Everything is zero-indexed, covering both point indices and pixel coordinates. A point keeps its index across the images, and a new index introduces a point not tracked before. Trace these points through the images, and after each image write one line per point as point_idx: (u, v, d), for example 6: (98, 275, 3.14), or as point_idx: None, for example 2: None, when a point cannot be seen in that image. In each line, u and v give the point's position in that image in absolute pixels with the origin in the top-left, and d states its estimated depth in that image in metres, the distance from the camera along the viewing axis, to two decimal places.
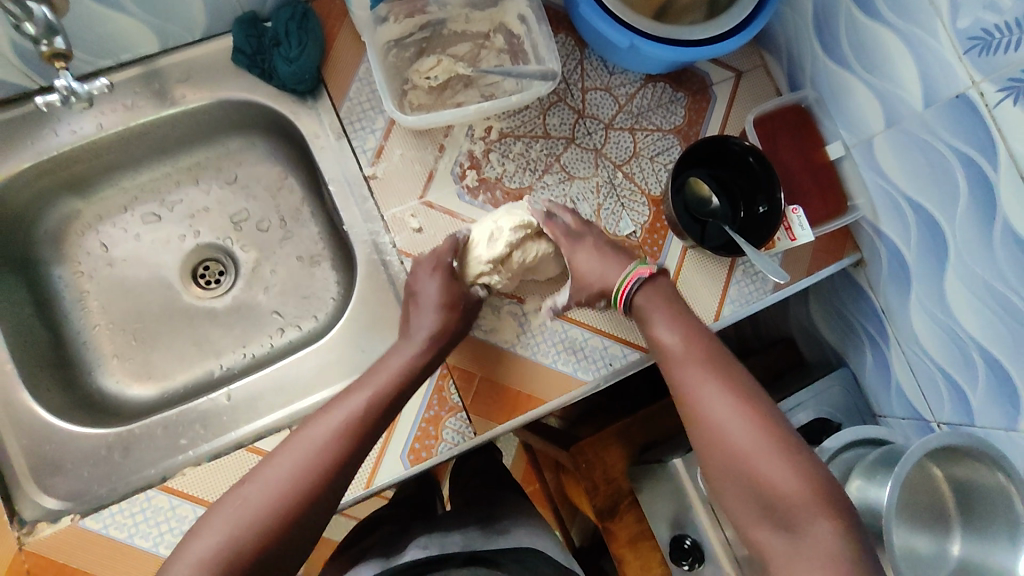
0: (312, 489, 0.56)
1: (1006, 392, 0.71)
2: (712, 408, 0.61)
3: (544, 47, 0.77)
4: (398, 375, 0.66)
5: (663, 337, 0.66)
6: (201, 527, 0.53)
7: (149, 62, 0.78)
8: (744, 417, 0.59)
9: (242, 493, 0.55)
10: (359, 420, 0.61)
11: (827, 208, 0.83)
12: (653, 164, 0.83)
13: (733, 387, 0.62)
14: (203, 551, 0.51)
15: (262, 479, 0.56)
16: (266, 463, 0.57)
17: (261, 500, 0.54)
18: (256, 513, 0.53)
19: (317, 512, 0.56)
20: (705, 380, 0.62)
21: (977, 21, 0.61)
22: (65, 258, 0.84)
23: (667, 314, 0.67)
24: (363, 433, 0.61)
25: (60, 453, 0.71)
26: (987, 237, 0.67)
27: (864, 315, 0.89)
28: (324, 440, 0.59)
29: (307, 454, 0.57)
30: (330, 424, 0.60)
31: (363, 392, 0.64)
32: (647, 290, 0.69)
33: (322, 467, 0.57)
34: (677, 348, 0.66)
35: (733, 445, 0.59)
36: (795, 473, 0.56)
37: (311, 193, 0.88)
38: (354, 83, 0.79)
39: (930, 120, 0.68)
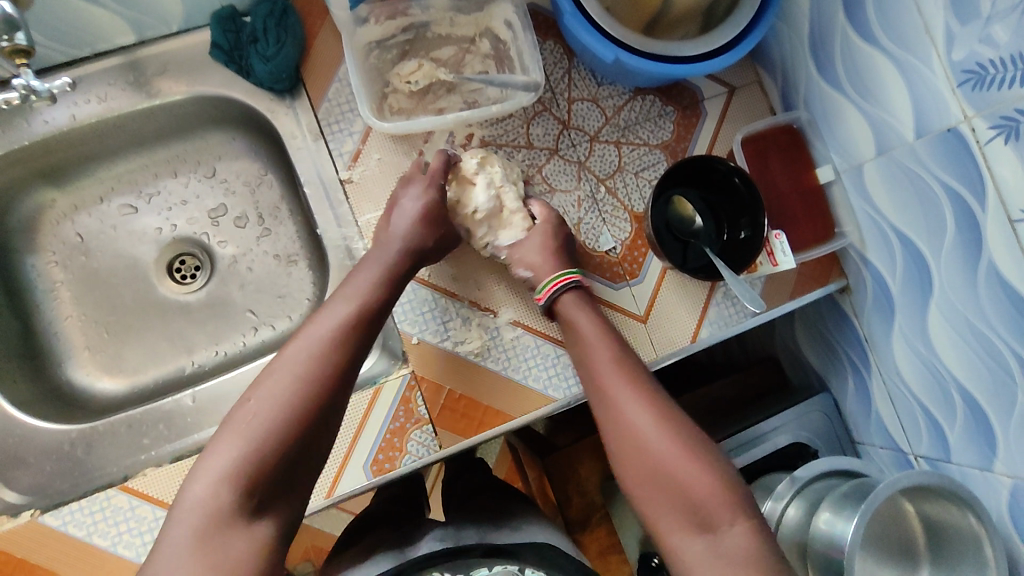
0: (318, 393, 0.57)
1: (984, 433, 0.69)
2: (634, 416, 0.61)
3: (529, 55, 0.75)
4: (375, 290, 0.66)
5: (586, 335, 0.68)
6: (211, 450, 0.53)
7: (125, 53, 0.76)
8: (659, 425, 0.60)
9: (250, 410, 0.55)
10: (348, 328, 0.62)
11: (814, 233, 0.81)
12: (637, 180, 0.81)
13: (648, 395, 0.63)
14: (224, 466, 0.52)
15: (265, 397, 0.55)
16: (262, 382, 0.56)
17: (265, 413, 0.54)
18: (264, 431, 0.53)
19: (325, 420, 0.58)
20: (627, 390, 0.63)
21: (971, 54, 0.58)
22: (38, 247, 0.84)
23: (591, 317, 0.70)
24: (354, 340, 0.62)
25: (23, 447, 0.71)
26: (972, 276, 0.65)
27: (848, 342, 0.87)
28: (313, 351, 0.59)
29: (297, 366, 0.57)
30: (319, 337, 0.60)
31: (344, 305, 0.64)
32: (570, 296, 0.72)
33: (325, 375, 0.58)
34: (595, 347, 0.67)
35: (650, 450, 0.59)
36: (701, 466, 0.58)
37: (289, 191, 0.86)
38: (333, 84, 0.77)
39: (920, 151, 0.66)
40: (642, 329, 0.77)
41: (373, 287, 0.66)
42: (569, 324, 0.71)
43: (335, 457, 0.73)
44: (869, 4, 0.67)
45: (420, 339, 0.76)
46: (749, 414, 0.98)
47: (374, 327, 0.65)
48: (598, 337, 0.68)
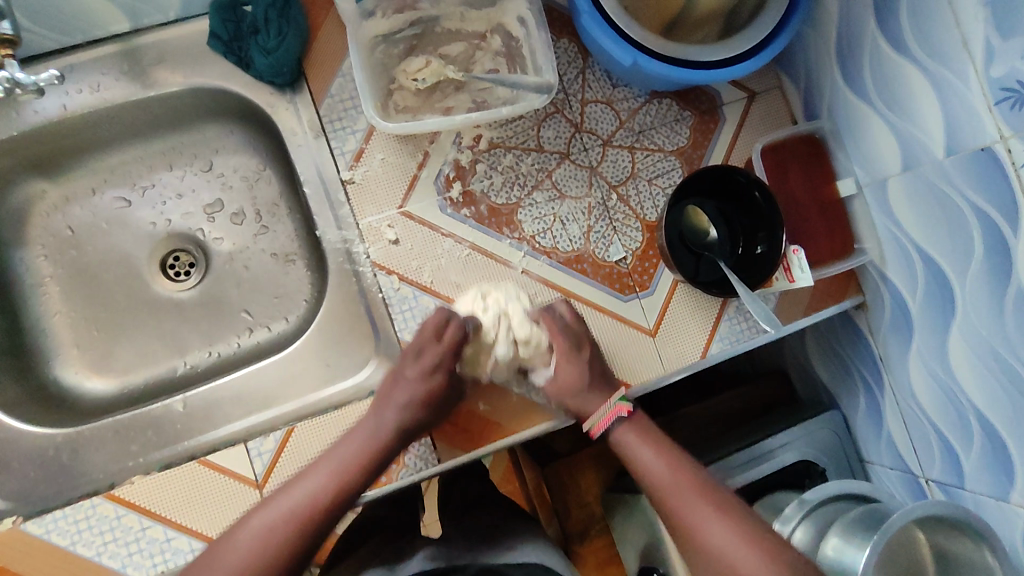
0: (328, 505, 0.62)
1: (1001, 463, 0.67)
2: (681, 502, 0.64)
3: (541, 54, 0.72)
4: (415, 404, 0.67)
5: (652, 467, 0.67)
6: (233, 532, 0.59)
7: (121, 41, 0.73)
8: (709, 510, 0.63)
9: (269, 509, 0.60)
10: (365, 460, 0.65)
11: (831, 248, 0.78)
12: (651, 188, 0.77)
13: (718, 502, 0.64)
14: (236, 557, 0.57)
15: (289, 496, 0.61)
16: (293, 483, 0.62)
17: (265, 527, 0.59)
18: (280, 520, 0.60)
19: (327, 527, 0.62)
20: (681, 475, 0.66)
21: (1011, 71, 0.55)
22: (26, 240, 0.81)
23: (653, 446, 0.68)
24: (382, 460, 0.66)
25: (6, 450, 0.69)
26: (999, 302, 0.62)
27: (862, 360, 0.85)
28: (344, 462, 0.64)
29: (318, 479, 0.62)
30: (350, 449, 0.65)
31: (371, 422, 0.66)
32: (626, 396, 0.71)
33: (338, 488, 0.63)
34: (669, 480, 0.65)
35: (721, 551, 0.60)
36: (748, 541, 0.60)
37: (288, 188, 0.83)
38: (337, 79, 0.74)
39: (950, 169, 0.63)
40: (649, 343, 0.74)
41: (416, 406, 0.67)
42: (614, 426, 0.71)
43: None
44: (902, 13, 0.63)
45: None
46: (754, 428, 0.96)
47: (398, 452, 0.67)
48: (669, 469, 0.66)
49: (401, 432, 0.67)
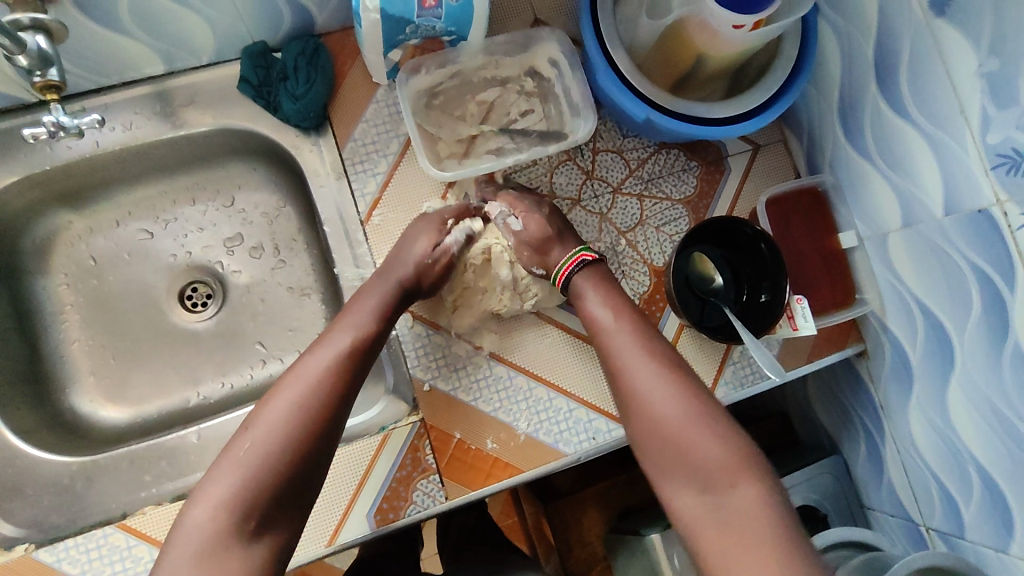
0: (314, 424, 0.58)
1: (1000, 514, 0.68)
2: (643, 382, 0.63)
3: (579, 94, 0.76)
4: (373, 319, 0.69)
5: (597, 316, 0.69)
6: (209, 477, 0.55)
7: (154, 83, 0.76)
8: (668, 390, 0.61)
9: (244, 441, 0.56)
10: (339, 371, 0.62)
11: (833, 298, 0.80)
12: (659, 234, 0.80)
13: (657, 360, 0.64)
14: (220, 493, 0.53)
15: (266, 421, 0.57)
16: (265, 404, 0.59)
17: (259, 454, 0.55)
18: (274, 450, 0.56)
19: (319, 459, 0.59)
20: (645, 364, 0.64)
21: (1007, 139, 0.58)
22: (50, 269, 0.83)
23: (603, 299, 0.70)
24: (353, 367, 0.64)
25: (22, 478, 0.70)
26: (997, 357, 0.64)
27: (863, 407, 0.86)
28: (314, 378, 0.61)
29: (298, 394, 0.59)
30: (315, 365, 0.62)
31: (338, 342, 0.65)
32: (586, 272, 0.72)
33: (315, 406, 0.59)
34: (610, 327, 0.68)
35: (656, 413, 0.61)
36: (680, 400, 0.61)
37: (307, 224, 0.86)
38: (360, 124, 0.77)
39: (949, 228, 0.65)
40: None
41: (373, 315, 0.69)
42: (581, 304, 0.71)
43: (338, 504, 0.71)
44: (902, 79, 0.66)
45: (432, 386, 0.75)
46: None
47: (365, 362, 0.66)
48: (612, 316, 0.69)
49: (367, 338, 0.67)
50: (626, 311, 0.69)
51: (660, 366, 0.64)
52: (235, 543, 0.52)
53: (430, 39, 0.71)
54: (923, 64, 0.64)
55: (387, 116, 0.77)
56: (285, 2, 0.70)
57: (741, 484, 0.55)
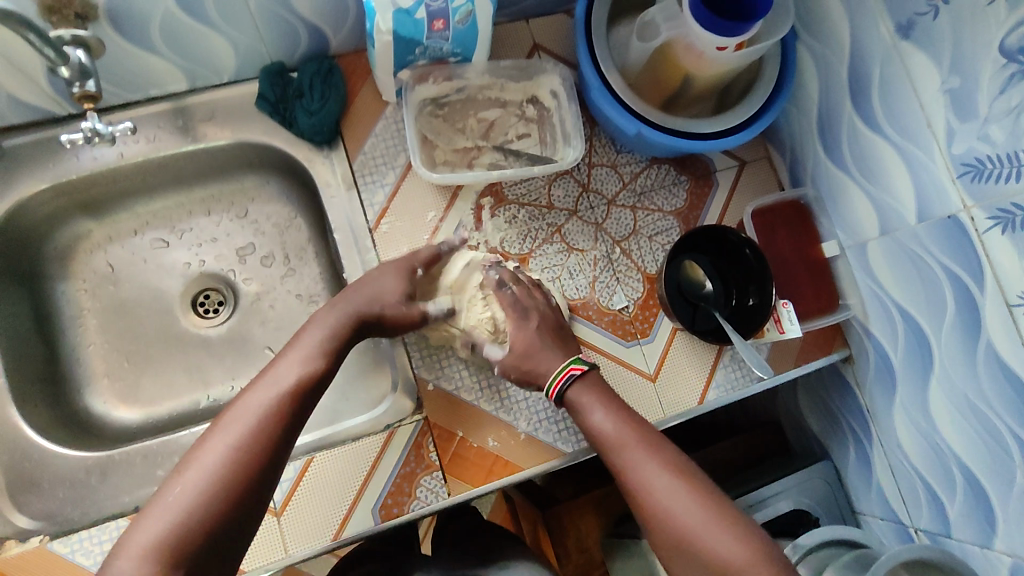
0: (256, 460, 0.56)
1: (983, 510, 0.71)
2: (653, 480, 0.63)
3: (572, 123, 0.81)
4: (322, 355, 0.66)
5: (602, 425, 0.67)
6: (140, 518, 0.52)
7: (176, 99, 0.81)
8: (683, 491, 0.61)
9: (180, 481, 0.54)
10: (282, 407, 0.60)
11: (818, 304, 0.84)
12: (651, 244, 0.84)
13: (670, 463, 0.64)
14: (149, 538, 0.50)
15: (203, 462, 0.55)
16: (203, 440, 0.57)
17: (190, 497, 0.53)
18: (208, 489, 0.53)
19: (254, 500, 0.56)
20: (651, 464, 0.64)
21: (971, 149, 0.63)
22: (70, 275, 0.87)
23: (604, 406, 0.69)
24: (294, 407, 0.61)
25: (39, 472, 0.73)
26: (972, 354, 0.67)
27: (850, 411, 0.89)
28: (257, 417, 0.58)
29: (240, 430, 0.57)
30: (263, 398, 0.59)
31: (282, 377, 0.62)
32: (580, 387, 0.70)
33: (255, 445, 0.57)
34: (616, 434, 0.66)
35: (679, 522, 0.60)
36: (689, 494, 0.61)
37: (317, 235, 0.90)
38: (370, 138, 0.82)
39: (922, 234, 0.70)
40: (651, 387, 0.80)
41: (321, 353, 0.66)
42: (581, 415, 0.69)
43: (344, 499, 0.73)
44: (874, 97, 0.72)
45: (435, 385, 0.78)
46: (746, 479, 1.00)
47: (310, 402, 0.63)
48: (617, 423, 0.67)
49: (315, 373, 0.64)
50: (628, 418, 0.68)
51: (670, 469, 0.63)
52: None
53: (437, 62, 0.76)
54: (892, 82, 0.69)
55: (395, 131, 0.82)
56: (303, 25, 0.76)
57: None
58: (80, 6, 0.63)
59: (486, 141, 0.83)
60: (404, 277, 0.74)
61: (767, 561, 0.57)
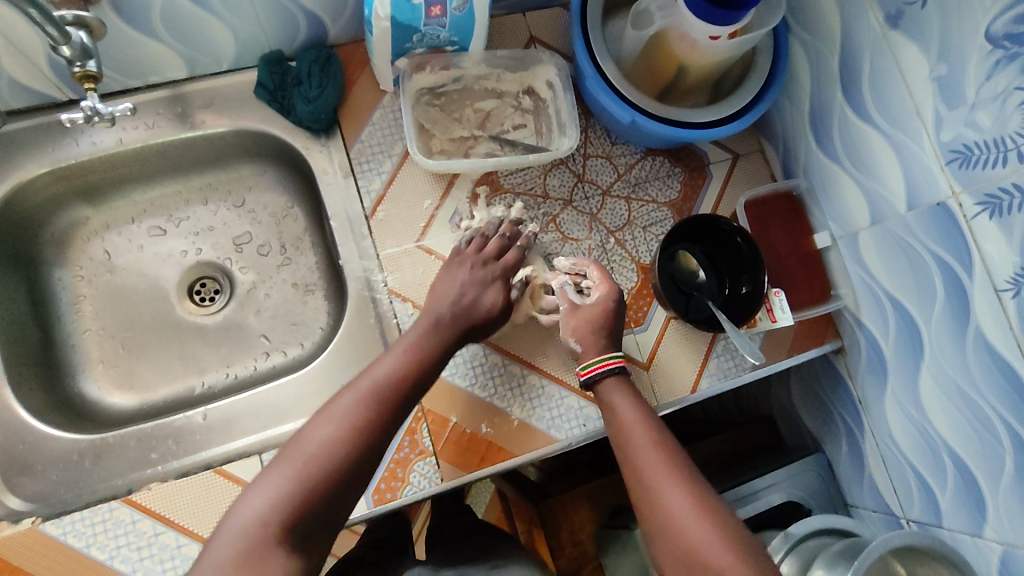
0: (357, 443, 0.59)
1: (973, 497, 0.71)
2: (665, 488, 0.61)
3: (567, 112, 0.82)
4: (427, 349, 0.68)
5: (626, 422, 0.68)
6: (257, 482, 0.55)
7: (175, 87, 0.82)
8: (694, 506, 0.60)
9: (287, 457, 0.57)
10: (394, 389, 0.63)
11: (811, 295, 0.85)
12: (645, 234, 0.85)
13: (688, 480, 0.62)
14: (263, 500, 0.54)
15: (311, 437, 0.58)
16: (301, 436, 0.59)
17: (306, 468, 0.56)
18: (316, 459, 0.57)
19: (362, 470, 0.59)
20: (666, 475, 0.62)
21: (958, 136, 0.64)
22: (66, 261, 0.87)
23: (633, 405, 0.69)
24: (400, 395, 0.64)
25: (32, 454, 0.72)
26: (961, 340, 0.68)
27: (842, 403, 0.89)
28: (360, 402, 0.61)
29: (354, 408, 0.61)
30: (372, 381, 0.63)
31: (389, 365, 0.66)
32: (614, 384, 0.70)
33: (366, 421, 0.60)
34: (639, 440, 0.66)
35: (684, 536, 0.58)
36: (699, 509, 0.59)
37: (313, 224, 0.91)
38: (367, 127, 0.83)
39: (911, 222, 0.71)
40: (644, 375, 0.80)
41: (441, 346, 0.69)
42: (613, 414, 0.69)
43: None
44: (864, 87, 0.73)
45: None
46: (739, 472, 1.00)
47: (414, 388, 0.65)
48: (642, 424, 0.67)
49: (421, 365, 0.67)
50: (652, 425, 0.67)
51: (687, 485, 0.62)
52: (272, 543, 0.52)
53: (435, 50, 0.78)
54: (882, 72, 0.70)
55: (392, 120, 0.83)
56: (302, 13, 0.77)
57: None
58: None
59: (483, 131, 0.84)
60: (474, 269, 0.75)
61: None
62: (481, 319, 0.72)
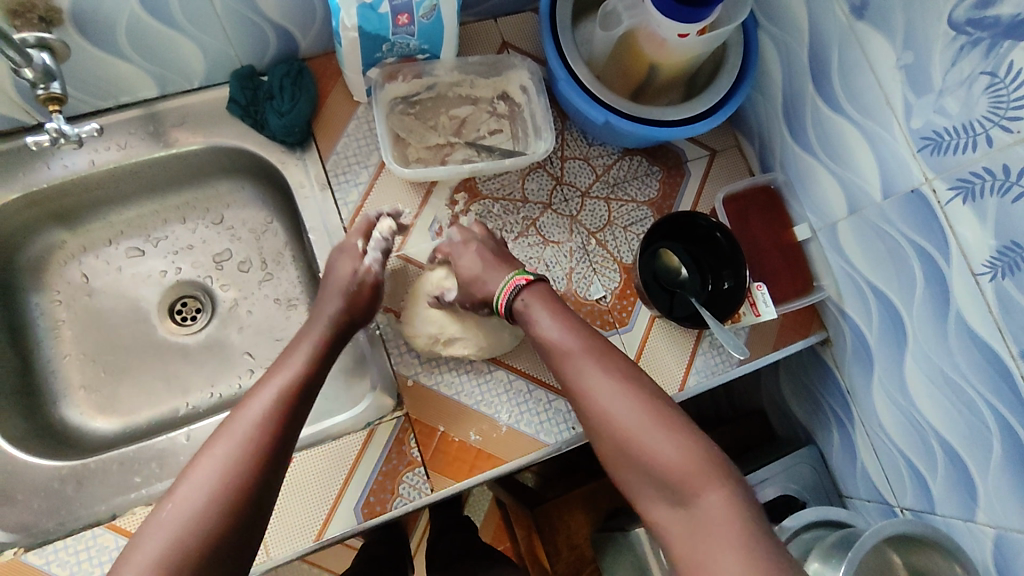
0: (239, 481, 0.56)
1: (963, 482, 0.71)
2: (608, 403, 0.63)
3: (542, 116, 0.82)
4: (303, 377, 0.67)
5: (547, 329, 0.68)
6: None
7: (147, 106, 0.81)
8: (615, 382, 0.64)
9: (138, 550, 0.51)
10: (252, 448, 0.59)
11: (793, 287, 0.85)
12: (626, 234, 0.85)
13: (600, 352, 0.67)
14: (151, 551, 0.51)
15: (160, 526, 0.53)
16: (160, 508, 0.54)
17: (158, 557, 0.51)
18: (169, 547, 0.51)
19: (251, 520, 0.56)
20: (550, 320, 0.69)
21: (928, 123, 0.64)
22: (44, 286, 0.86)
23: (550, 312, 0.70)
24: (266, 451, 0.59)
25: (12, 483, 0.71)
26: (943, 326, 0.68)
27: (831, 394, 0.89)
28: (254, 421, 0.60)
29: (211, 474, 0.56)
30: (235, 437, 0.59)
31: (254, 410, 0.62)
32: (526, 295, 0.71)
33: (231, 479, 0.56)
34: (562, 336, 0.68)
35: (612, 419, 0.62)
36: (610, 376, 0.64)
37: (294, 238, 0.90)
38: (342, 139, 0.82)
39: (888, 210, 0.71)
40: None
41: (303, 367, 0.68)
42: (529, 321, 0.70)
43: (326, 498, 0.72)
44: (835, 79, 0.73)
45: (416, 381, 0.78)
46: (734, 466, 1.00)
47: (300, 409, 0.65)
48: (563, 328, 0.68)
49: (291, 399, 0.64)
50: (573, 324, 0.69)
51: (600, 353, 0.66)
52: None
53: (405, 59, 0.78)
54: (851, 62, 0.71)
55: (367, 130, 0.83)
56: (271, 27, 0.76)
57: (707, 491, 0.57)
58: (43, 10, 0.63)
59: (459, 137, 0.84)
60: (361, 287, 0.75)
61: (714, 464, 0.59)
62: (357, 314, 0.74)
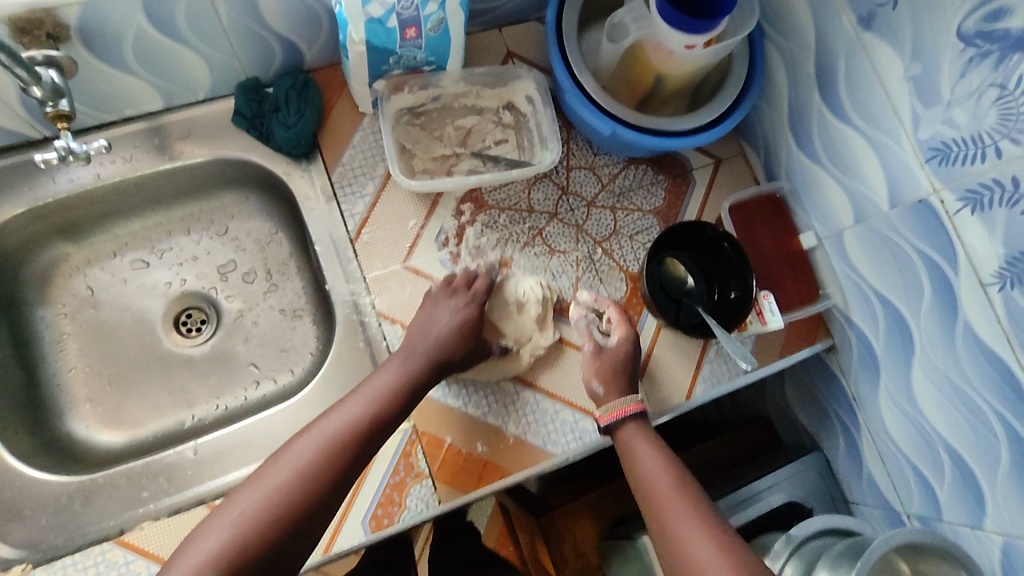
0: (315, 484, 0.62)
1: (971, 490, 0.71)
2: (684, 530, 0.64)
3: (547, 127, 0.82)
4: (395, 390, 0.70)
5: (643, 462, 0.71)
6: (198, 534, 0.58)
7: (152, 119, 0.81)
8: (675, 494, 0.68)
9: (240, 495, 0.60)
10: (347, 439, 0.65)
11: (799, 295, 0.85)
12: (632, 243, 0.85)
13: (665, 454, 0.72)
14: (212, 545, 0.56)
15: (272, 474, 0.61)
16: (273, 460, 0.63)
17: (248, 514, 0.58)
18: (264, 502, 0.59)
19: (312, 516, 0.61)
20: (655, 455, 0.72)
21: (936, 134, 0.64)
22: (48, 299, 0.86)
23: (648, 445, 0.73)
24: (353, 450, 0.65)
25: (20, 499, 0.71)
26: (951, 335, 0.68)
27: (837, 402, 0.89)
28: (309, 458, 0.63)
29: (308, 450, 0.63)
30: (330, 428, 0.65)
31: (355, 409, 0.68)
32: (632, 424, 0.74)
33: (324, 463, 0.63)
34: (655, 472, 0.70)
35: (674, 534, 0.64)
36: (675, 482, 0.69)
37: (299, 249, 0.90)
38: (348, 150, 0.82)
39: (895, 219, 0.71)
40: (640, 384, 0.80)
41: (400, 381, 0.71)
42: (627, 451, 0.73)
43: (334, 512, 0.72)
44: (841, 89, 0.73)
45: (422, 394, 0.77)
46: (739, 474, 1.00)
47: (371, 443, 0.67)
48: (659, 463, 0.71)
49: (385, 409, 0.69)
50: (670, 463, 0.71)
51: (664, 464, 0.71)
52: (253, 545, 0.57)
53: (411, 71, 0.77)
54: (857, 72, 0.71)
55: (373, 142, 0.83)
56: (276, 40, 0.76)
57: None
58: (50, 26, 0.63)
59: (464, 148, 0.84)
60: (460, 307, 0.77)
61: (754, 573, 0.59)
62: (460, 353, 0.74)
